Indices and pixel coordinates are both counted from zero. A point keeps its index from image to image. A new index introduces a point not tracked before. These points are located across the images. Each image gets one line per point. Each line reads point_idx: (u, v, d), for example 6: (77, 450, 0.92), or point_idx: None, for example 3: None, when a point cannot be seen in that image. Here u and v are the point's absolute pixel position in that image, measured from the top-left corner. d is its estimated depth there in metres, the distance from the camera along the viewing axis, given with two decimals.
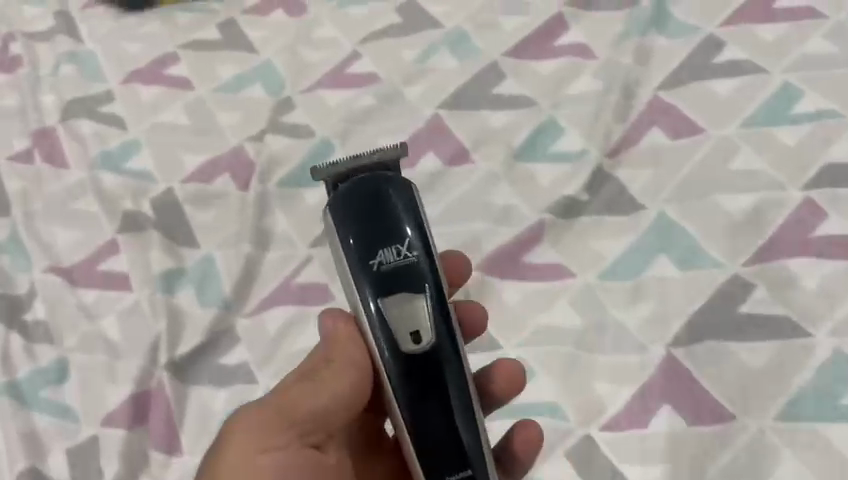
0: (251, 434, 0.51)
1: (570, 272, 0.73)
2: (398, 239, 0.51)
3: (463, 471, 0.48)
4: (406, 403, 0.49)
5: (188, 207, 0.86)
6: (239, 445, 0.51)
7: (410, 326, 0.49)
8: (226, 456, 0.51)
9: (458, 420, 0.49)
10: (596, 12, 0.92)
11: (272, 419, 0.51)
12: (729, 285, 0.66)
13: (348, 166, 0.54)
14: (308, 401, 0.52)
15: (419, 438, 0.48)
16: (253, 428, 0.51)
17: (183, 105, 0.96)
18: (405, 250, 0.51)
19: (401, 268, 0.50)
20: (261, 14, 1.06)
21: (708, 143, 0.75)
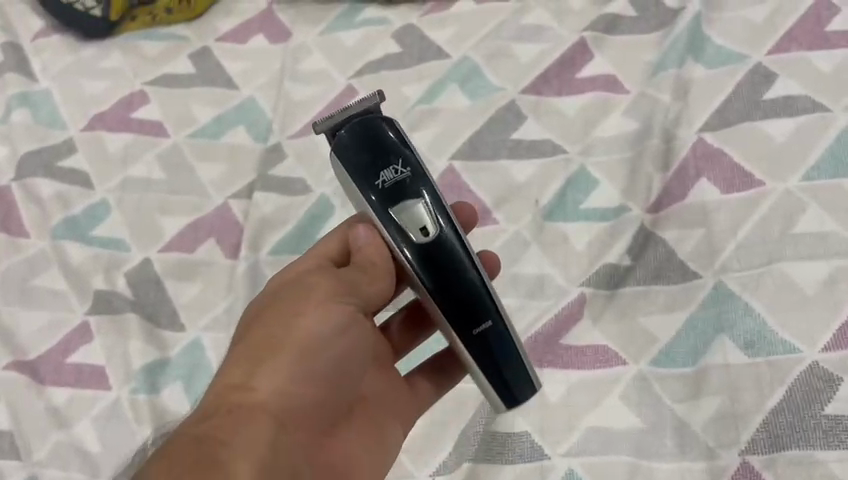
0: (316, 294, 0.54)
1: (617, 356, 0.64)
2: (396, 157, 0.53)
3: (482, 323, 0.52)
4: (435, 291, 0.52)
5: (169, 282, 0.75)
6: (310, 303, 0.53)
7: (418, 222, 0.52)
8: (295, 312, 0.53)
9: (474, 272, 0.52)
10: (621, 36, 0.81)
11: (333, 284, 0.54)
12: (808, 378, 0.57)
13: (339, 119, 0.56)
14: (358, 277, 0.55)
15: (445, 306, 0.52)
16: (320, 292, 0.54)
17: (158, 157, 0.84)
18: (400, 167, 0.53)
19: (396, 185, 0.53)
20: (239, 41, 0.94)
21: (768, 202, 0.66)
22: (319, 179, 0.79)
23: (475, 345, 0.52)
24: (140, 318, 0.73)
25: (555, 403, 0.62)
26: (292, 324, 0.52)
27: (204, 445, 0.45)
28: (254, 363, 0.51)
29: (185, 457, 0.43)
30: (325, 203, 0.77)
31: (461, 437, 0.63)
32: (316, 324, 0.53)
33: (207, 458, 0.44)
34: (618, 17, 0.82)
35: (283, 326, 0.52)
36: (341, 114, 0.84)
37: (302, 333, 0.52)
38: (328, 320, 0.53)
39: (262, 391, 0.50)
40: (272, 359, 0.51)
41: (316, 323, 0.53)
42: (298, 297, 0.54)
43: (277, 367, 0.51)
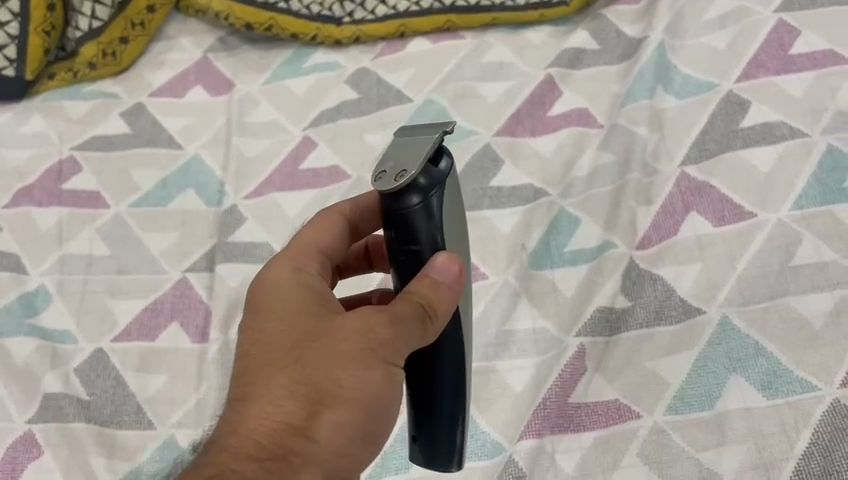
0: (391, 345, 0.44)
1: (629, 408, 0.60)
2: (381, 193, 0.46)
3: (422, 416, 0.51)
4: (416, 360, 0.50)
5: (130, 375, 0.67)
6: (381, 354, 0.44)
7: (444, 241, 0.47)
8: (364, 356, 0.43)
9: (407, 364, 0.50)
10: (587, 70, 0.80)
11: (408, 334, 0.44)
12: (832, 417, 0.56)
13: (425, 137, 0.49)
14: (415, 324, 0.45)
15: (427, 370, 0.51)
16: (393, 343, 0.44)
17: (99, 230, 0.76)
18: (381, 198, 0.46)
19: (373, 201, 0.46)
20: (176, 94, 0.87)
21: (762, 233, 0.65)
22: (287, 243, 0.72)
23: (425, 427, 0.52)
24: (99, 424, 0.64)
25: (574, 472, 0.58)
26: (360, 374, 0.43)
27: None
28: (303, 415, 0.42)
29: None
30: None
31: None
32: (384, 385, 0.44)
33: None
34: (580, 51, 0.81)
35: (347, 373, 0.43)
36: (301, 168, 0.78)
37: (368, 388, 0.43)
38: (393, 380, 0.45)
39: (314, 452, 0.42)
40: (330, 409, 0.43)
41: (387, 384, 0.44)
42: (368, 340, 0.44)
43: (333, 431, 0.43)
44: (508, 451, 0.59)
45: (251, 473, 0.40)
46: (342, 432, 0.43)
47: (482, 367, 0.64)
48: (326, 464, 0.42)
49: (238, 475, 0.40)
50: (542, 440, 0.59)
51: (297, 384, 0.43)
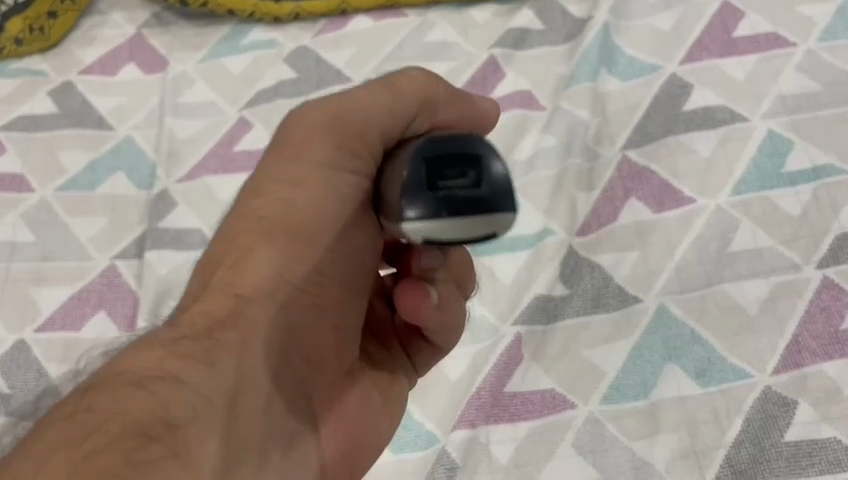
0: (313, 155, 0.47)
1: (565, 398, 0.59)
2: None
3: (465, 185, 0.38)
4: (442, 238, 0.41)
5: (52, 368, 0.64)
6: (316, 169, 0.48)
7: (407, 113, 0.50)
8: (294, 160, 0.48)
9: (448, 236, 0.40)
10: (532, 50, 0.77)
11: (346, 129, 0.47)
12: (763, 406, 0.56)
13: None
14: (375, 101, 0.48)
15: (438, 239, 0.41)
16: (317, 149, 0.47)
17: (22, 216, 0.73)
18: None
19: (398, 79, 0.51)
20: (108, 73, 0.83)
21: (701, 219, 0.64)
22: None
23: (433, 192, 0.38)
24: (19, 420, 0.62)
25: (508, 463, 0.57)
26: (281, 196, 0.47)
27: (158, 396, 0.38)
28: (233, 265, 0.46)
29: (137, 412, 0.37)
30: None
31: None
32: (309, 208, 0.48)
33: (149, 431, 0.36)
34: (525, 31, 0.79)
35: (274, 207, 0.47)
36: (236, 151, 0.75)
37: (293, 215, 0.47)
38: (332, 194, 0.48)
39: (244, 307, 0.45)
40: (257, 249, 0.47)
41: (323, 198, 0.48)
42: (303, 132, 0.48)
43: (261, 268, 0.46)
44: (442, 442, 0.58)
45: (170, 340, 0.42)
46: (279, 274, 0.47)
47: None
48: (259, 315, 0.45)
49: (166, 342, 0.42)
50: (476, 431, 0.58)
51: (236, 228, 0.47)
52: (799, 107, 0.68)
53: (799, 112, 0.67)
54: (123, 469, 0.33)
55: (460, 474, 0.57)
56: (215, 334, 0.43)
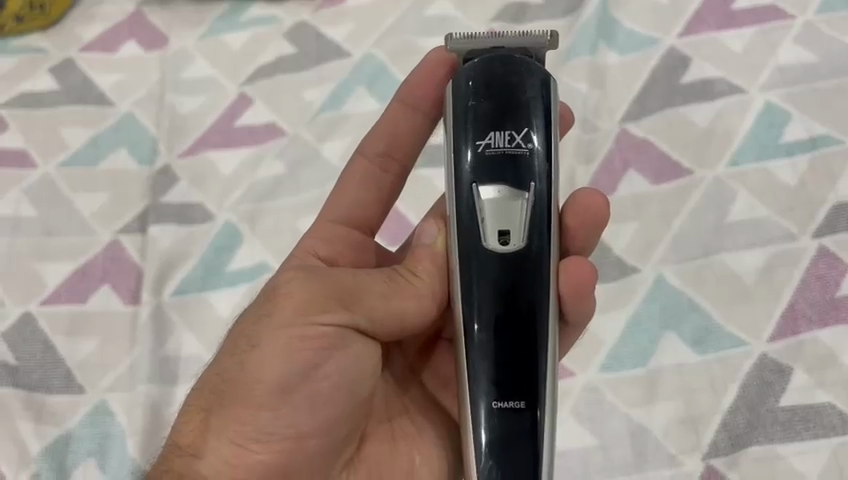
0: (316, 298, 0.45)
1: (565, 366, 0.60)
2: (520, 126, 0.45)
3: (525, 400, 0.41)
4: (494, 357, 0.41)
5: (58, 340, 0.65)
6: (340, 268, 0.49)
7: (502, 220, 0.43)
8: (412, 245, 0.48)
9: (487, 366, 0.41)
10: (531, 23, 0.77)
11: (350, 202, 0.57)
12: (759, 372, 0.56)
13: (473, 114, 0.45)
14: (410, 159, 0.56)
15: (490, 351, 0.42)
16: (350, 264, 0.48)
17: (25, 191, 0.73)
18: (521, 139, 0.44)
19: (512, 158, 0.44)
20: (106, 49, 0.83)
21: (699, 190, 0.64)
22: (222, 204, 0.71)
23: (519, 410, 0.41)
24: (26, 391, 0.63)
25: None
26: (294, 334, 0.44)
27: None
28: (242, 386, 0.44)
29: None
30: (232, 231, 0.69)
31: None
32: (319, 376, 0.45)
33: (219, 415, 0.45)
34: (524, 4, 0.78)
35: (287, 351, 0.44)
36: (237, 126, 0.75)
37: (305, 341, 0.44)
38: (329, 360, 0.45)
39: (261, 341, 0.45)
40: (259, 358, 0.44)
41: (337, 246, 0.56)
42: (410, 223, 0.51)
43: (295, 309, 0.45)
44: None
45: (270, 380, 0.44)
46: (300, 338, 0.44)
47: None
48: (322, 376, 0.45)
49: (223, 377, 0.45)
50: None
51: (312, 279, 0.45)
52: (797, 80, 0.68)
53: (797, 85, 0.68)
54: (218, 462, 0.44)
55: None
56: (207, 462, 0.44)
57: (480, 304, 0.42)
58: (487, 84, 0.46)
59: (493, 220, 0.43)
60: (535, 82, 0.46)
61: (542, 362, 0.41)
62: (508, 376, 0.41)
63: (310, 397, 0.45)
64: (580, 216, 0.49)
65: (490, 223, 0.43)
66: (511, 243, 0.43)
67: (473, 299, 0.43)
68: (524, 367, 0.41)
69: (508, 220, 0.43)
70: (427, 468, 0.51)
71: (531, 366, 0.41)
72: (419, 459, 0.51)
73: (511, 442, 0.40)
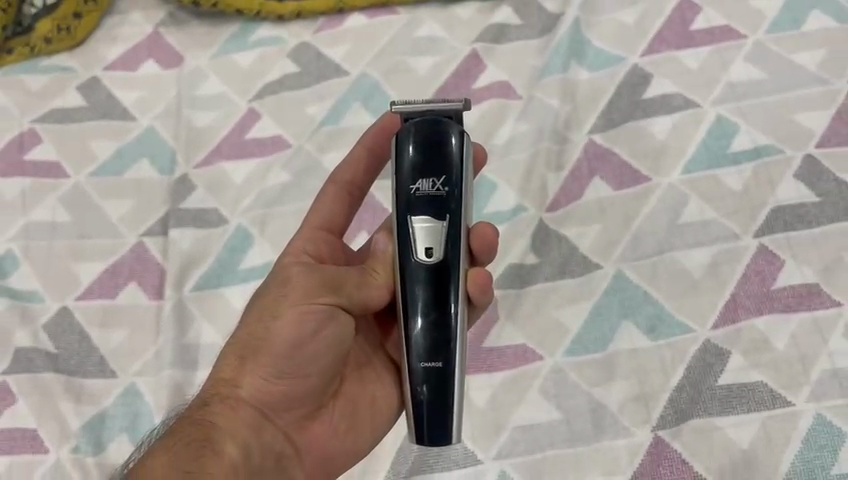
0: (315, 282, 0.56)
1: (535, 351, 0.68)
2: (441, 173, 0.55)
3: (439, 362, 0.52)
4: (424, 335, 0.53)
5: (92, 331, 0.74)
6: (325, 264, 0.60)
7: (426, 241, 0.54)
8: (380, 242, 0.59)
9: (416, 343, 0.53)
10: (510, 44, 0.85)
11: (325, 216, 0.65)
12: (703, 355, 0.65)
13: (408, 158, 0.56)
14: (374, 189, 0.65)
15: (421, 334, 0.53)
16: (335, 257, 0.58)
17: (59, 198, 0.82)
18: (441, 184, 0.55)
19: (434, 198, 0.54)
20: (128, 69, 0.92)
21: (655, 195, 0.73)
22: (234, 209, 0.80)
23: (434, 378, 0.52)
24: (66, 375, 0.72)
25: (484, 406, 0.66)
26: (299, 311, 0.55)
27: (204, 428, 0.52)
28: (260, 346, 0.56)
29: (181, 441, 0.51)
30: (243, 233, 0.78)
31: (400, 447, 0.65)
32: (317, 339, 0.56)
33: (241, 368, 0.56)
34: (504, 27, 0.86)
35: (295, 322, 0.55)
36: (247, 138, 0.84)
37: (307, 315, 0.55)
38: (329, 323, 0.56)
39: (276, 314, 0.56)
40: (277, 324, 0.55)
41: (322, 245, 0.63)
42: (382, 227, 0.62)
43: (298, 291, 0.56)
44: None
45: (280, 343, 0.55)
46: (302, 313, 0.55)
47: None
48: (321, 341, 0.56)
49: (243, 340, 0.56)
50: None
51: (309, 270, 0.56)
52: (746, 95, 0.76)
53: (745, 99, 0.76)
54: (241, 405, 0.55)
55: None
56: (242, 392, 0.56)
57: (415, 296, 0.53)
58: (413, 136, 0.56)
59: (419, 243, 0.54)
60: (456, 138, 0.56)
61: (458, 339, 0.53)
62: (435, 349, 0.52)
63: (308, 357, 0.56)
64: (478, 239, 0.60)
65: (417, 241, 0.54)
66: (434, 255, 0.54)
67: (414, 292, 0.53)
68: (443, 343, 0.52)
69: (435, 237, 0.54)
70: (388, 402, 0.61)
71: (453, 339, 0.53)
72: (379, 392, 0.61)
73: (435, 400, 0.52)
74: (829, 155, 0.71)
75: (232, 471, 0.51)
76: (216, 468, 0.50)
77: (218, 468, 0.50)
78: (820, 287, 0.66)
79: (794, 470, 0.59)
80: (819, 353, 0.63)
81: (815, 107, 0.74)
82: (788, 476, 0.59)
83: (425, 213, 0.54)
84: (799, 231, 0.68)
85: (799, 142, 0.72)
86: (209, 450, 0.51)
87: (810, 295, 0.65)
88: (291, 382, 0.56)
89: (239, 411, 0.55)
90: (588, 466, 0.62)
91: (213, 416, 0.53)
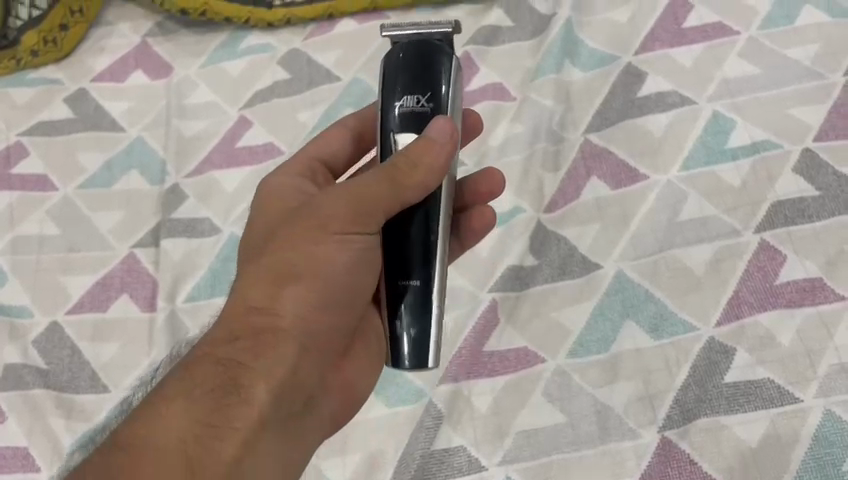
0: (352, 206, 0.52)
1: (537, 354, 0.67)
2: (426, 90, 0.55)
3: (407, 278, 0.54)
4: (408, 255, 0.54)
5: (83, 345, 0.72)
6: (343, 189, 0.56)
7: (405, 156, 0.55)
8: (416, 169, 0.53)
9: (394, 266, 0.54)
10: (503, 46, 0.85)
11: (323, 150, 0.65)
12: (708, 353, 0.64)
13: (397, 75, 0.56)
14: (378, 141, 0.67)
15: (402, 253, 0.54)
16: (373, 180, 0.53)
17: (47, 211, 0.81)
18: (426, 100, 0.55)
19: (417, 115, 0.55)
20: (116, 80, 0.91)
21: (654, 193, 0.72)
22: (227, 218, 0.78)
23: (403, 298, 0.54)
24: (56, 392, 0.70)
25: (487, 411, 0.65)
26: (337, 234, 0.53)
27: (231, 370, 0.50)
28: (296, 269, 0.53)
29: (208, 390, 0.49)
30: (236, 241, 0.76)
31: (402, 456, 0.64)
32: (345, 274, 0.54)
33: (270, 289, 0.52)
34: (496, 28, 0.86)
35: (330, 240, 0.53)
36: (238, 147, 0.83)
37: (342, 232, 0.53)
38: (348, 251, 0.53)
39: (316, 232, 0.53)
40: (319, 248, 0.53)
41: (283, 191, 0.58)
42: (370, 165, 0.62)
43: (330, 210, 0.53)
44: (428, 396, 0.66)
45: (311, 265, 0.53)
46: (336, 230, 0.53)
47: None
48: (338, 270, 0.53)
49: (275, 260, 0.53)
50: (460, 385, 0.66)
51: (356, 187, 0.53)
52: (741, 91, 0.75)
53: (741, 95, 0.75)
54: (268, 337, 0.52)
55: (445, 423, 0.65)
56: (281, 323, 0.52)
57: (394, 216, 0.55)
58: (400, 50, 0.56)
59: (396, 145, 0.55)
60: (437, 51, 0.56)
61: (432, 257, 0.54)
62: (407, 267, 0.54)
63: (327, 290, 0.54)
64: (488, 184, 0.70)
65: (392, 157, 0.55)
66: None
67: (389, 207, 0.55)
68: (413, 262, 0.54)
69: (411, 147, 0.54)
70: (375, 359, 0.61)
71: (432, 254, 0.54)
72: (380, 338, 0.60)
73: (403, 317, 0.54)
74: (828, 148, 0.70)
75: (260, 422, 0.49)
76: (242, 422, 0.49)
77: (246, 418, 0.49)
78: (824, 281, 0.65)
79: (804, 468, 0.57)
80: (825, 347, 0.62)
81: (811, 101, 0.73)
82: (799, 474, 0.57)
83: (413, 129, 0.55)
84: (799, 226, 0.68)
85: (796, 136, 0.72)
86: (237, 397, 0.49)
87: (814, 290, 0.65)
88: (319, 317, 0.54)
89: (277, 350, 0.51)
90: (594, 470, 0.61)
91: (244, 355, 0.51)
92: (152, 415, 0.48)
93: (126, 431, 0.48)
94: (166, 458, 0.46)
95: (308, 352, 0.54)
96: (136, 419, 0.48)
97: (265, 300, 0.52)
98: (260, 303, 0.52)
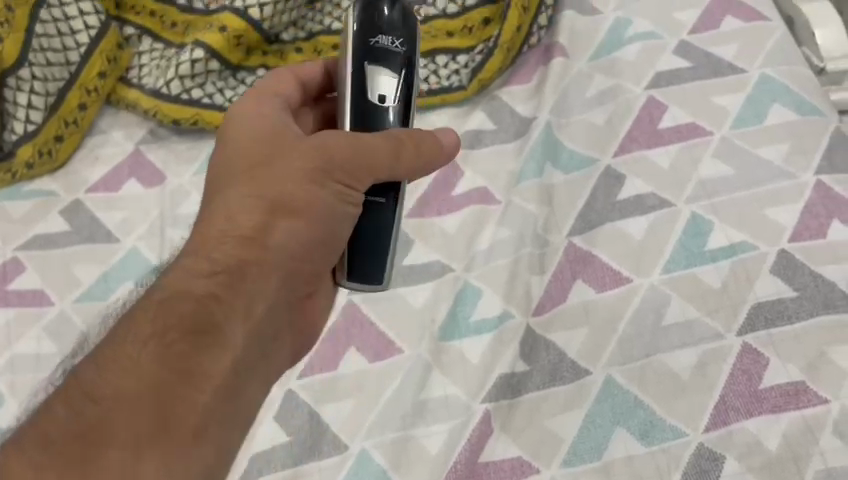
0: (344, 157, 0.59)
1: (532, 464, 0.68)
2: (396, 36, 0.64)
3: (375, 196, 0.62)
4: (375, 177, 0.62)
5: None
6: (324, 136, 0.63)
7: (381, 89, 0.62)
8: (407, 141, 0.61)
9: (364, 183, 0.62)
10: (487, 149, 0.88)
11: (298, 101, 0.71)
12: (698, 461, 0.65)
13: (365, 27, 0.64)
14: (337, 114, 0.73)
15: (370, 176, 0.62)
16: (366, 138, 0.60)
17: (45, 328, 0.82)
18: (398, 43, 0.64)
19: (390, 52, 0.63)
20: (110, 190, 0.93)
21: (638, 296, 0.74)
22: None
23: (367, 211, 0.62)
24: None
25: None
26: (329, 184, 0.59)
27: (207, 308, 0.54)
28: (283, 204, 0.58)
29: (186, 336, 0.51)
30: None
31: None
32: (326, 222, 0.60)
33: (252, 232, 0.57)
34: (479, 131, 0.89)
35: (315, 184, 0.59)
36: None
37: (326, 180, 0.59)
38: (331, 201, 0.59)
39: (305, 175, 0.59)
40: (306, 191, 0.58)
41: (252, 125, 0.62)
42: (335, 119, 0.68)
43: (317, 153, 0.59)
44: None
45: (297, 204, 0.58)
46: (324, 178, 0.59)
47: (401, 435, 0.71)
48: (320, 200, 0.59)
49: (260, 200, 0.58)
50: None
51: (342, 139, 0.59)
52: (717, 192, 0.78)
53: (718, 196, 0.78)
54: (244, 281, 0.56)
55: None
56: (259, 257, 0.57)
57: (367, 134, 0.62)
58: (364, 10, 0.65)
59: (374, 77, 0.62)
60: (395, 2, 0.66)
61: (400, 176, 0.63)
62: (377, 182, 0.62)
63: (314, 236, 0.60)
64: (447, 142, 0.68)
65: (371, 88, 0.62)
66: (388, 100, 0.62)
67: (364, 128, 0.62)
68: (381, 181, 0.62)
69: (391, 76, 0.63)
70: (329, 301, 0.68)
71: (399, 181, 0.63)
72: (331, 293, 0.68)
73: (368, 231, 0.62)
74: (803, 249, 0.73)
75: (235, 366, 0.53)
76: (217, 365, 0.52)
77: (220, 364, 0.52)
78: (807, 384, 0.66)
79: None
80: (811, 453, 0.64)
81: (785, 200, 0.76)
82: None
83: (388, 66, 0.63)
84: (780, 328, 0.70)
85: (772, 236, 0.74)
86: (213, 342, 0.52)
87: (798, 393, 0.66)
88: (295, 260, 0.60)
89: (254, 291, 0.57)
90: None
91: (224, 295, 0.55)
92: (119, 365, 0.50)
93: (92, 378, 0.49)
94: (134, 400, 0.48)
95: (277, 290, 0.59)
96: (101, 371, 0.50)
97: (245, 236, 0.57)
98: (241, 242, 0.57)
